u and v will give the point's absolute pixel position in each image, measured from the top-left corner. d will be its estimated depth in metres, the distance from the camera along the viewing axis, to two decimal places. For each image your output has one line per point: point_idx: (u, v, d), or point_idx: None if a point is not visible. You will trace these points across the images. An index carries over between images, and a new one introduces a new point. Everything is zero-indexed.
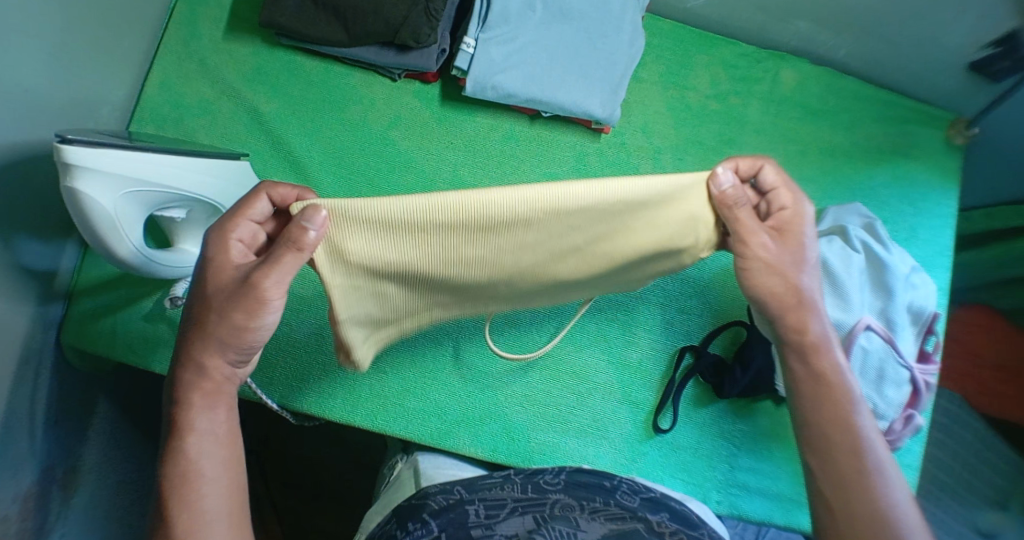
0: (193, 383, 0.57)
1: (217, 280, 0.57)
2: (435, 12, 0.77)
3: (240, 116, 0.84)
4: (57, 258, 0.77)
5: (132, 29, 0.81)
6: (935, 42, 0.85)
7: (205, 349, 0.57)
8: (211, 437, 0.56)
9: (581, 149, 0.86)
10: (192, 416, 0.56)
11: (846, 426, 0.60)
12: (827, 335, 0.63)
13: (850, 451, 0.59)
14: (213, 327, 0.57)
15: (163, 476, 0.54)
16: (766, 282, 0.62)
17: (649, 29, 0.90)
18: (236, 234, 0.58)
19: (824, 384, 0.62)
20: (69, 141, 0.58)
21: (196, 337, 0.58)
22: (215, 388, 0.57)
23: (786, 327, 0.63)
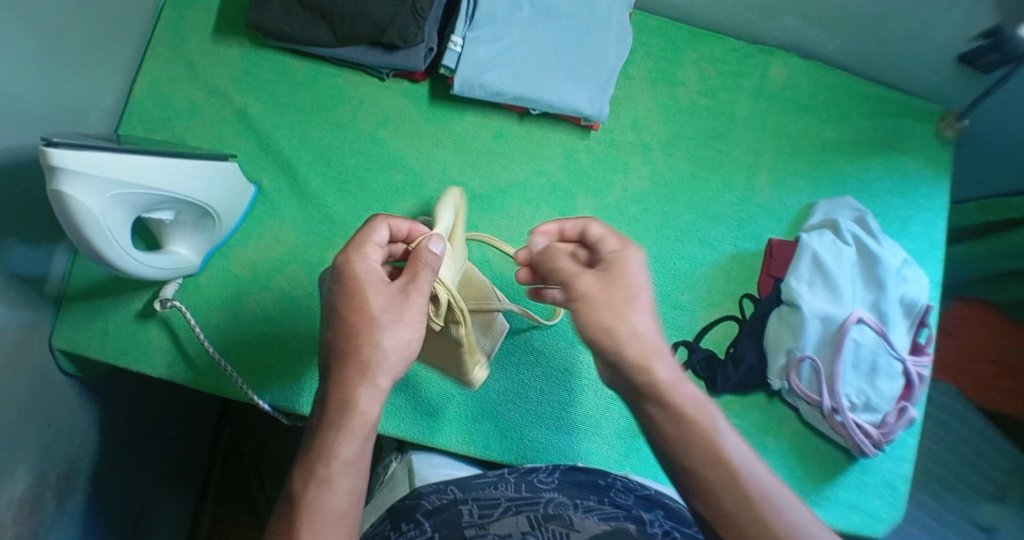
0: (350, 406, 0.52)
1: (374, 300, 0.56)
2: (421, 12, 0.78)
3: (229, 118, 0.84)
4: (48, 263, 0.77)
5: (120, 33, 0.81)
6: (922, 35, 0.85)
7: (367, 371, 0.53)
8: (355, 466, 0.50)
9: (570, 146, 0.86)
10: (340, 441, 0.50)
11: (718, 459, 0.48)
12: (676, 375, 0.53)
13: (716, 463, 0.48)
14: (350, 346, 0.54)
15: (299, 502, 0.49)
16: (619, 333, 0.53)
17: (637, 26, 0.90)
18: (369, 260, 0.58)
19: (687, 420, 0.50)
20: (55, 145, 0.58)
21: (358, 357, 0.53)
22: (371, 418, 0.52)
23: (631, 367, 0.53)
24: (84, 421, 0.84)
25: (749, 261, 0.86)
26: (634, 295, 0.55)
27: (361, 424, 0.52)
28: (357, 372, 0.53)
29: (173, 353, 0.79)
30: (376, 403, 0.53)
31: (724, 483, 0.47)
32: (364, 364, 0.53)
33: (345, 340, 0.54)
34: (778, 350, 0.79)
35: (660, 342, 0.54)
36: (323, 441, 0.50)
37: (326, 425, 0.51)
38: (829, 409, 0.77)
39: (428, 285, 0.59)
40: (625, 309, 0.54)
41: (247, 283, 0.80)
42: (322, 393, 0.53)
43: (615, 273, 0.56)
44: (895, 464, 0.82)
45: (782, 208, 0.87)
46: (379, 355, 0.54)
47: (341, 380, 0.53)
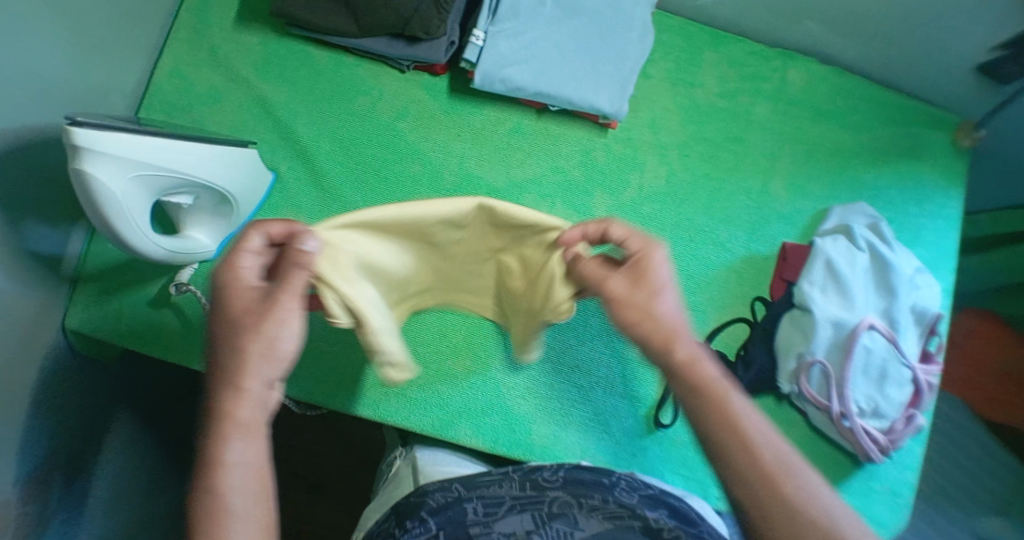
0: (226, 411, 0.50)
1: (236, 306, 0.53)
2: (445, 4, 0.78)
3: (248, 104, 0.84)
4: (64, 244, 0.78)
5: (142, 16, 0.82)
6: (944, 44, 0.85)
7: (232, 376, 0.51)
8: (245, 470, 0.48)
9: (587, 144, 0.86)
10: (221, 449, 0.48)
11: (739, 434, 0.50)
12: (699, 351, 0.56)
13: (743, 451, 0.50)
14: (222, 354, 0.52)
15: (190, 510, 0.47)
16: (643, 328, 0.57)
17: (658, 26, 0.90)
18: (245, 265, 0.54)
19: (700, 396, 0.53)
20: (79, 124, 0.59)
21: (233, 364, 0.51)
22: (248, 418, 0.50)
23: (658, 350, 0.56)
24: (93, 402, 0.85)
25: (762, 265, 0.86)
26: (659, 290, 0.58)
27: (244, 425, 0.50)
28: (225, 378, 0.51)
29: (186, 338, 0.79)
30: (254, 404, 0.51)
31: (744, 455, 0.49)
32: (230, 371, 0.51)
33: (215, 352, 0.53)
34: (788, 353, 0.80)
35: (684, 325, 0.57)
36: (206, 447, 0.49)
37: (209, 432, 0.49)
38: (837, 414, 0.77)
39: (302, 284, 0.54)
40: (637, 298, 0.58)
41: None
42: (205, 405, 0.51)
43: (639, 269, 0.58)
44: (901, 471, 0.82)
45: (797, 213, 0.87)
46: (241, 358, 0.51)
47: (215, 391, 0.51)
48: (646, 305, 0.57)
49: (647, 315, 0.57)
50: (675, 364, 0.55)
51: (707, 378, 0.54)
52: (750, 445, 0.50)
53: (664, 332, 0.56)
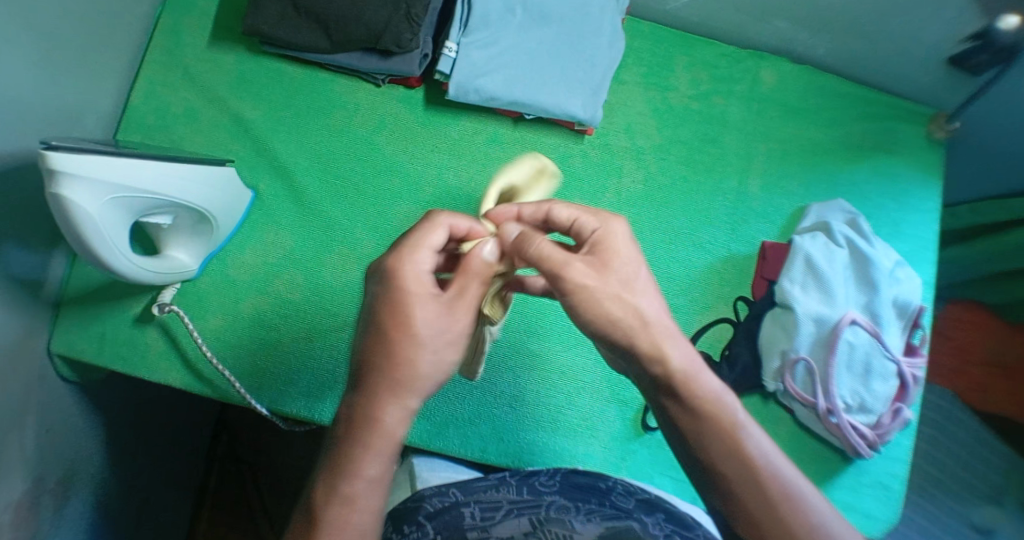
0: (371, 426, 0.50)
1: (419, 315, 0.51)
2: (416, 18, 0.78)
3: (225, 123, 0.85)
4: (45, 268, 0.78)
5: (117, 40, 0.82)
6: (913, 38, 0.86)
7: (399, 391, 0.50)
8: (379, 486, 0.49)
9: (564, 150, 0.87)
10: (361, 461, 0.49)
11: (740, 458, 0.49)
12: (692, 360, 0.52)
13: (750, 474, 0.49)
14: (376, 368, 0.51)
15: (316, 518, 0.48)
16: (609, 308, 0.52)
17: (629, 31, 0.91)
18: (418, 266, 0.53)
19: (705, 419, 0.51)
20: (55, 148, 0.59)
21: (393, 376, 0.50)
22: (394, 435, 0.50)
23: (646, 355, 0.52)
24: (82, 425, 0.85)
25: (742, 264, 0.86)
26: (629, 278, 0.53)
27: (383, 448, 0.50)
28: (376, 396, 0.50)
29: (171, 358, 0.79)
30: (398, 419, 0.50)
31: (743, 480, 0.49)
32: (399, 386, 0.50)
33: (370, 363, 0.51)
34: (772, 351, 0.80)
35: (673, 326, 0.53)
36: (347, 467, 0.49)
37: (344, 450, 0.50)
38: (823, 410, 0.77)
39: (476, 292, 0.55)
40: (610, 289, 0.52)
41: (244, 287, 0.81)
42: (348, 416, 0.51)
43: (602, 253, 0.54)
44: (891, 465, 0.82)
45: (775, 211, 0.88)
46: (402, 371, 0.50)
47: (361, 406, 0.50)
48: (626, 304, 0.52)
49: (614, 307, 0.52)
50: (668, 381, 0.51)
51: (706, 394, 0.51)
52: (750, 463, 0.49)
53: (640, 329, 0.51)
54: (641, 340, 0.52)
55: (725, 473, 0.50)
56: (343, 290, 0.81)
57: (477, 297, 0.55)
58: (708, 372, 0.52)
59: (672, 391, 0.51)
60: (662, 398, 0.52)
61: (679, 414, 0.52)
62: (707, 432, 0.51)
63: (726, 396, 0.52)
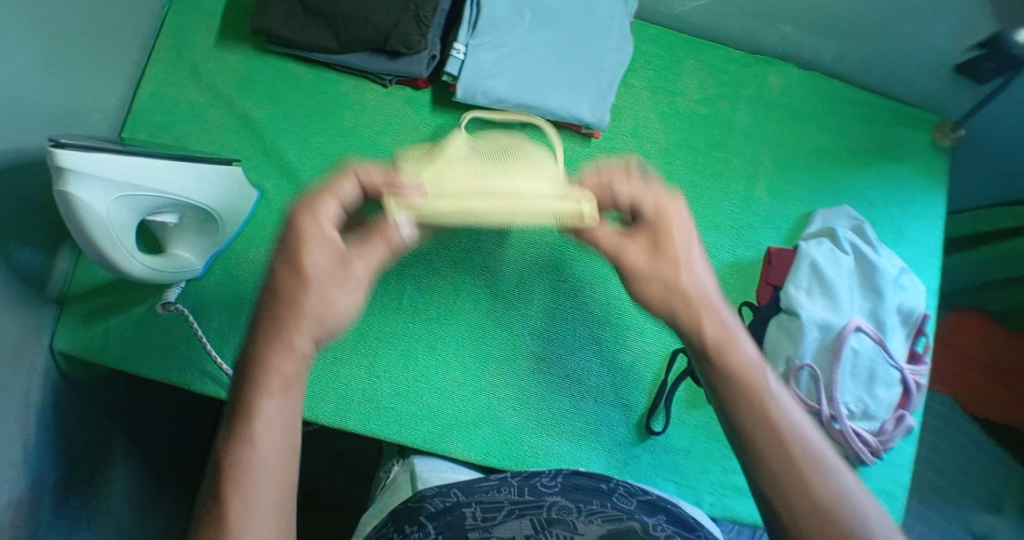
0: (264, 365, 0.46)
1: (311, 259, 0.49)
2: (425, 19, 0.78)
3: (231, 122, 0.84)
4: (49, 265, 0.77)
5: (124, 38, 0.82)
6: (920, 46, 0.86)
7: (284, 329, 0.48)
8: (280, 422, 0.45)
9: (570, 153, 0.87)
10: (258, 396, 0.45)
11: (760, 411, 0.46)
12: (705, 305, 0.53)
13: (778, 430, 0.45)
14: (282, 307, 0.48)
15: (220, 450, 0.44)
16: (645, 285, 0.56)
17: (637, 35, 0.91)
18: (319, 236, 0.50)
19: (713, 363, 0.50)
20: (63, 146, 0.58)
21: (288, 304, 0.48)
22: (289, 372, 0.47)
23: (687, 304, 0.53)
24: (83, 423, 0.84)
25: (747, 270, 0.86)
26: (682, 261, 0.55)
27: (283, 396, 0.46)
28: (272, 335, 0.48)
29: (175, 357, 0.79)
30: (297, 357, 0.47)
31: (766, 436, 0.45)
32: (302, 312, 0.48)
33: (266, 309, 0.49)
34: (777, 357, 0.80)
35: (717, 296, 0.53)
36: (243, 408, 0.45)
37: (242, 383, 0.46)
38: (828, 417, 0.76)
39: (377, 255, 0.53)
40: (662, 237, 0.56)
41: (248, 287, 0.80)
42: (244, 353, 0.48)
43: (657, 231, 0.57)
44: (893, 471, 0.82)
45: (781, 216, 0.88)
46: (296, 305, 0.48)
47: (253, 364, 0.47)
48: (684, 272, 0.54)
49: (659, 245, 0.56)
50: (700, 345, 0.51)
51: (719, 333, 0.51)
52: (772, 424, 0.45)
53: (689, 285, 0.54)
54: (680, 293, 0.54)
55: (755, 434, 0.45)
56: None
57: (382, 259, 0.54)
58: (750, 344, 0.51)
59: (711, 345, 0.51)
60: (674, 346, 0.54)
61: (717, 365, 0.50)
62: (722, 380, 0.49)
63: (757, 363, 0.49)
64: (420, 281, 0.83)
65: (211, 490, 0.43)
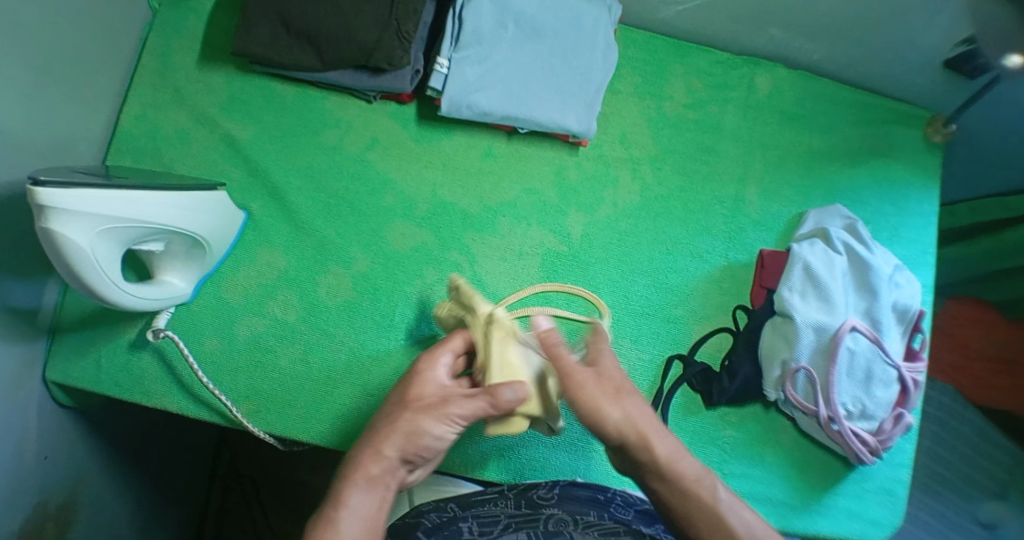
0: (360, 464, 0.60)
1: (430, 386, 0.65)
2: (407, 35, 0.77)
3: (217, 144, 0.84)
4: (39, 296, 0.77)
5: (105, 63, 0.81)
6: (908, 44, 0.85)
7: (365, 472, 0.60)
8: (368, 523, 0.58)
9: (559, 163, 0.86)
10: (350, 491, 0.59)
11: (700, 500, 0.60)
12: (635, 412, 0.63)
13: (703, 512, 0.60)
14: (386, 436, 0.61)
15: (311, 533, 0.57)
16: (605, 416, 0.62)
17: (622, 40, 0.90)
18: (431, 433, 0.62)
19: (661, 473, 0.61)
20: (42, 184, 0.57)
21: (398, 439, 0.61)
22: (378, 474, 0.60)
23: (633, 444, 0.62)
24: (79, 452, 0.84)
25: (741, 273, 0.86)
26: (611, 386, 0.64)
27: (371, 495, 0.59)
28: (361, 482, 0.59)
29: (170, 384, 0.79)
30: (383, 467, 0.61)
31: (708, 520, 0.60)
32: (400, 436, 0.61)
33: (377, 414, 0.64)
34: (773, 361, 0.79)
35: (639, 411, 0.63)
36: (339, 496, 0.59)
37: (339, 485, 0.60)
38: (825, 418, 0.77)
39: (471, 403, 0.62)
40: (611, 424, 0.62)
41: (239, 310, 0.80)
42: (329, 496, 0.59)
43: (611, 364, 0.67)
44: (893, 470, 0.82)
45: (773, 218, 0.87)
46: (404, 421, 0.62)
47: (354, 457, 0.61)
48: (615, 413, 0.62)
49: (601, 411, 0.62)
50: (657, 477, 0.61)
51: (650, 445, 0.61)
52: (704, 504, 0.60)
53: (626, 428, 0.62)
54: (615, 418, 0.62)
55: (695, 516, 0.60)
56: (342, 310, 0.80)
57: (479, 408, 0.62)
58: (698, 468, 0.62)
59: (659, 494, 0.62)
60: (631, 460, 0.62)
61: (668, 511, 0.62)
62: (665, 483, 0.62)
63: (671, 449, 0.62)
64: (413, 297, 0.81)
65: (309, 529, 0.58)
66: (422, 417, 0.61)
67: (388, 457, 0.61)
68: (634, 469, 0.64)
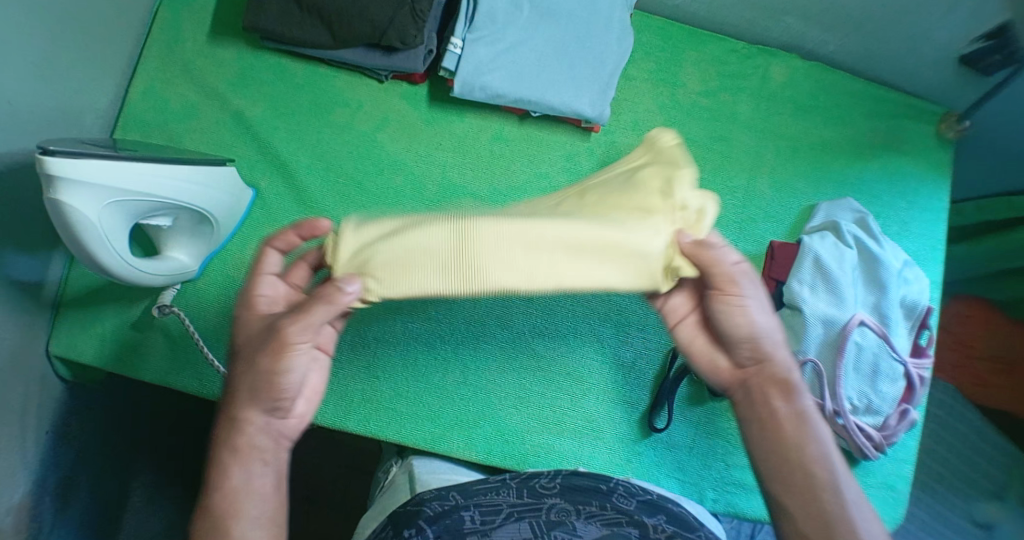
0: (234, 442, 0.51)
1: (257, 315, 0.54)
2: (421, 13, 0.76)
3: (225, 120, 0.83)
4: (43, 269, 0.76)
5: (113, 34, 0.80)
6: (926, 38, 0.84)
7: (229, 441, 0.51)
8: (258, 499, 0.50)
9: (570, 148, 0.86)
10: (223, 474, 0.50)
11: (807, 465, 0.52)
12: (775, 332, 0.55)
13: (799, 442, 0.53)
14: (243, 399, 0.51)
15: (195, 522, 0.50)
16: (744, 329, 0.54)
17: (637, 26, 0.89)
18: (292, 369, 0.51)
19: (772, 428, 0.54)
20: (51, 153, 0.57)
21: (248, 390, 0.51)
22: (259, 444, 0.51)
23: (762, 368, 0.55)
24: (79, 426, 0.84)
25: (751, 264, 0.85)
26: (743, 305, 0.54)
27: (259, 477, 0.51)
28: (233, 458, 0.51)
29: (173, 360, 0.78)
30: (262, 433, 0.51)
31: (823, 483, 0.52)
32: (253, 392, 0.51)
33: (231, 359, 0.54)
34: None
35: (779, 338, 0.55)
36: (213, 478, 0.51)
37: (215, 496, 0.50)
38: (830, 412, 0.76)
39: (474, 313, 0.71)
40: (745, 345, 0.55)
41: (244, 287, 0.79)
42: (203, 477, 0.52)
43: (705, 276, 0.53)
44: (896, 466, 0.82)
45: (784, 210, 0.87)
46: (251, 365, 0.51)
47: (218, 443, 0.52)
48: (744, 322, 0.54)
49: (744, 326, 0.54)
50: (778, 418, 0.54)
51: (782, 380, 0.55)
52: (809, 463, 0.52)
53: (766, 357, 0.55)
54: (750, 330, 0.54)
55: (813, 476, 0.52)
56: None
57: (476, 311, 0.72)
58: (820, 425, 0.54)
59: (770, 423, 0.54)
60: (751, 392, 0.55)
61: (767, 448, 0.54)
62: (780, 408, 0.54)
63: (799, 385, 0.55)
64: None
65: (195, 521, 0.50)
66: (265, 359, 0.50)
67: (253, 425, 0.51)
68: (749, 396, 0.56)
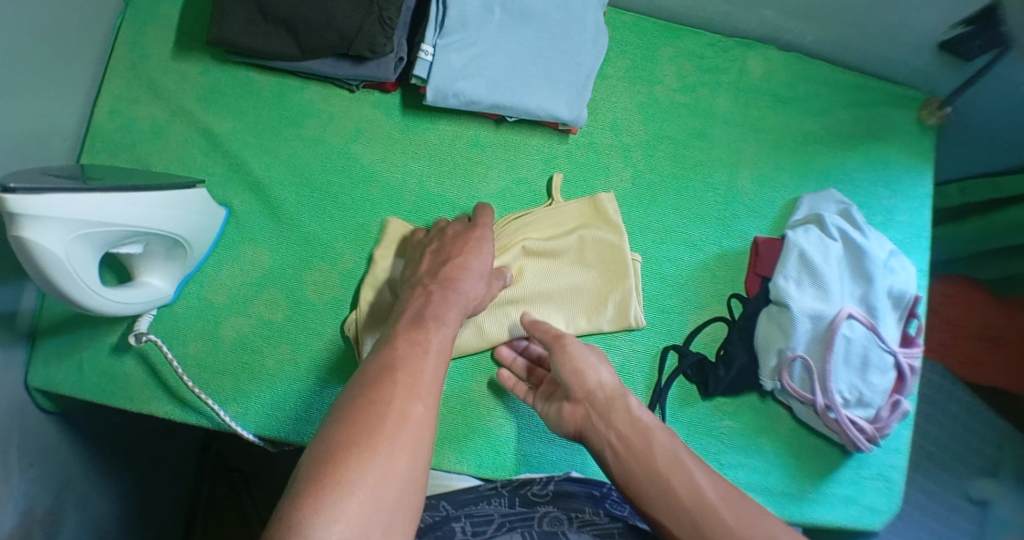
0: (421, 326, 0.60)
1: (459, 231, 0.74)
2: (389, 21, 0.74)
3: (195, 138, 0.81)
4: (15, 301, 0.74)
5: (75, 55, 0.78)
6: (904, 26, 0.83)
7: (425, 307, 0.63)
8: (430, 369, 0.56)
9: (548, 151, 0.84)
10: (419, 336, 0.59)
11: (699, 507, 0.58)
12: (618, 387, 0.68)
13: (661, 478, 0.61)
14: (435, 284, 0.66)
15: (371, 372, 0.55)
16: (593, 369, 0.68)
17: (612, 23, 0.87)
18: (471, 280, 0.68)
19: (663, 471, 0.61)
20: (12, 190, 0.54)
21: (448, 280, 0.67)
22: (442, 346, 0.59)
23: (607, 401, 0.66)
24: (64, 456, 0.82)
25: (736, 261, 0.85)
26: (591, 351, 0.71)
27: (439, 343, 0.59)
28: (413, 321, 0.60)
29: (153, 386, 0.77)
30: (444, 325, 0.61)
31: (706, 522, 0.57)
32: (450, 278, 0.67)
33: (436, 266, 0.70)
34: (769, 350, 0.78)
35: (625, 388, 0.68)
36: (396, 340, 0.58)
37: (407, 339, 0.58)
38: (822, 407, 0.76)
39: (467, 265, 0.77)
40: (617, 423, 0.65)
41: (224, 308, 0.78)
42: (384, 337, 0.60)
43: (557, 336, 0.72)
44: (889, 456, 0.82)
45: (767, 205, 0.86)
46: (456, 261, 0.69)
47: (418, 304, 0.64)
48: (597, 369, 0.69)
49: (585, 371, 0.68)
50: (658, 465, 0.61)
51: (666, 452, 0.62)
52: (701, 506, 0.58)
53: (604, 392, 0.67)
54: (593, 380, 0.68)
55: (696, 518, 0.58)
56: (329, 307, 0.79)
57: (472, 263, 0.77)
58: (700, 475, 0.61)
59: (644, 470, 0.62)
60: (606, 429, 0.65)
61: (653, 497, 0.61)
62: (664, 487, 0.60)
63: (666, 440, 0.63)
64: None
65: (365, 379, 0.54)
66: (463, 278, 0.68)
67: (455, 314, 0.64)
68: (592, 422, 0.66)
